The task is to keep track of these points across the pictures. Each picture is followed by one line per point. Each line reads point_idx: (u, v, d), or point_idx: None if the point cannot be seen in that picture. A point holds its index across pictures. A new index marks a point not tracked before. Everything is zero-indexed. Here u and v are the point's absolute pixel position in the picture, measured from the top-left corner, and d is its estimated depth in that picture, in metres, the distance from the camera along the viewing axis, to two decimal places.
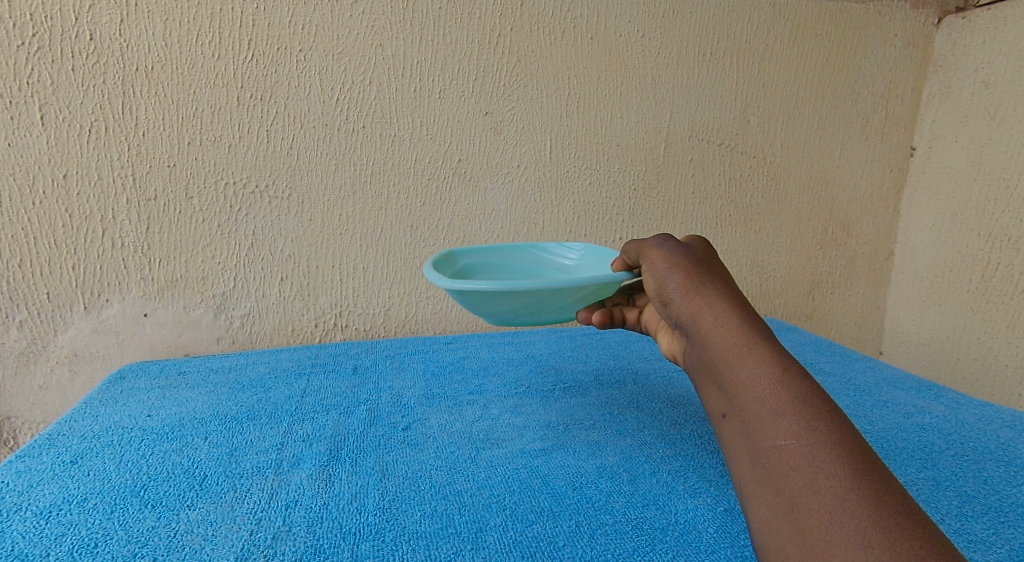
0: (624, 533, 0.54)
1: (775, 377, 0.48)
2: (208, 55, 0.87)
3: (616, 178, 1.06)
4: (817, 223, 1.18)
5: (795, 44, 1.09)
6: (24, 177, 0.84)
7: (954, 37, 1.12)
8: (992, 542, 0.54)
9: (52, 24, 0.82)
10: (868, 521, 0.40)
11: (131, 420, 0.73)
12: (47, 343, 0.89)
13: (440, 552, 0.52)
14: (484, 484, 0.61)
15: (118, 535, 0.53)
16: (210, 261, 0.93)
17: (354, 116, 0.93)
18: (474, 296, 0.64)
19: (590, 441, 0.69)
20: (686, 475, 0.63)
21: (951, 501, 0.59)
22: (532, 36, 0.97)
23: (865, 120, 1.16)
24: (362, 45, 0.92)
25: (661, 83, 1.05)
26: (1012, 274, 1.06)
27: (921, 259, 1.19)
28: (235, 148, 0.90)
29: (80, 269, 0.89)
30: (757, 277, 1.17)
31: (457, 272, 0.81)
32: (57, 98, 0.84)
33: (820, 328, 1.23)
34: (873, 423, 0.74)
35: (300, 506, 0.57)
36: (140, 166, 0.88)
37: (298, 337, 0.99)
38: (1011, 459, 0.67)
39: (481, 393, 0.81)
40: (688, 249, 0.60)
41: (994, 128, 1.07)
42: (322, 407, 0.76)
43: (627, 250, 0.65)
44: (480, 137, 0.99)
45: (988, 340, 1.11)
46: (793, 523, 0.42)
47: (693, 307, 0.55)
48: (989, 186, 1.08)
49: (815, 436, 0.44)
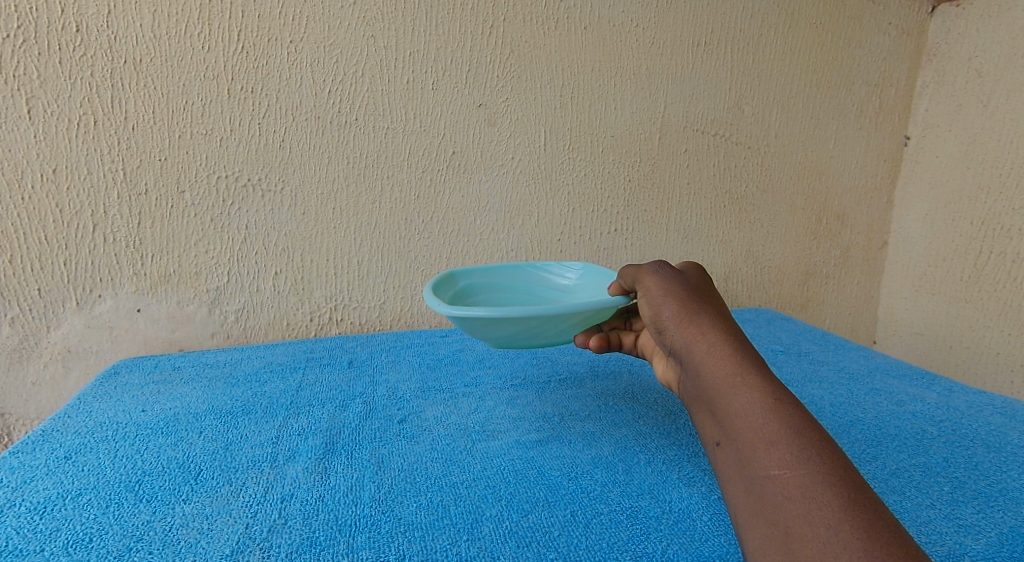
0: (619, 522, 0.55)
1: (768, 405, 0.48)
2: (197, 47, 0.86)
3: (611, 170, 1.05)
4: (811, 212, 1.18)
5: (790, 34, 1.09)
6: (13, 172, 0.83)
7: (948, 24, 1.12)
8: (982, 526, 0.55)
9: (37, 16, 0.80)
10: (860, 552, 0.40)
11: (125, 415, 0.73)
12: (40, 340, 0.89)
13: (436, 543, 0.52)
14: (480, 476, 0.61)
15: (113, 530, 0.54)
16: (203, 255, 0.92)
17: (347, 108, 0.93)
18: (473, 322, 0.65)
19: (585, 432, 0.70)
20: (680, 464, 0.64)
21: (942, 487, 0.60)
22: (525, 26, 0.96)
23: (859, 108, 1.16)
24: (353, 36, 0.91)
25: (655, 74, 1.04)
26: (1004, 261, 1.06)
27: (915, 248, 1.20)
28: (227, 141, 0.90)
29: (72, 265, 0.88)
30: (751, 267, 1.17)
31: (457, 293, 0.82)
32: (45, 91, 0.82)
33: (814, 317, 1.24)
34: (866, 412, 0.75)
35: (296, 499, 0.58)
36: (130, 160, 0.87)
37: (293, 331, 0.99)
38: (1001, 445, 0.68)
39: (476, 385, 0.82)
40: (682, 277, 0.62)
41: (987, 116, 1.07)
42: (318, 401, 0.76)
43: (625, 275, 0.67)
44: (474, 129, 0.98)
45: (981, 328, 1.11)
46: (787, 552, 0.42)
47: (686, 336, 0.56)
48: (982, 174, 1.08)
49: (808, 466, 0.45)
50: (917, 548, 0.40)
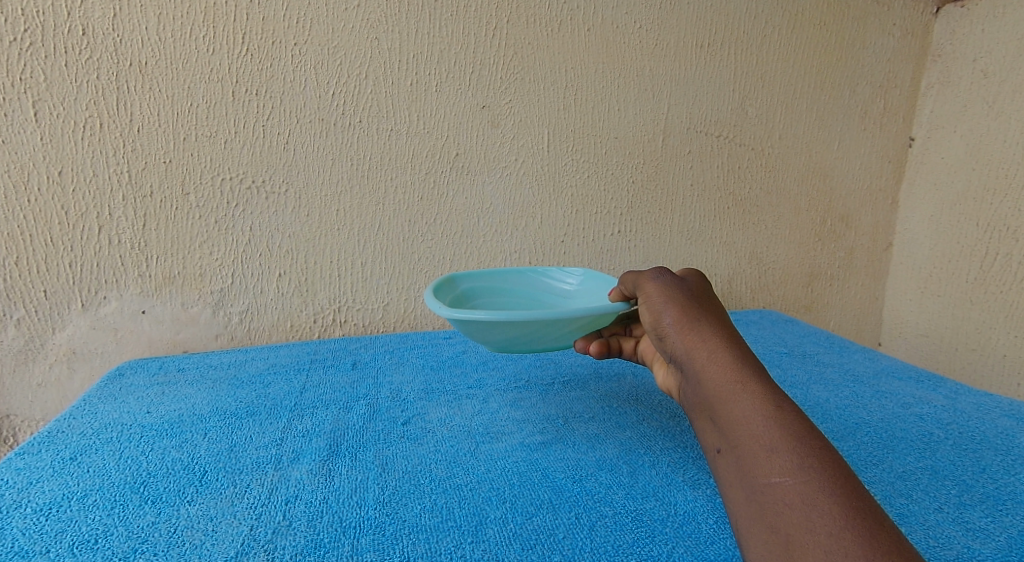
0: (624, 525, 0.55)
1: (769, 413, 0.48)
2: (202, 50, 0.86)
3: (614, 171, 1.05)
4: (815, 214, 1.17)
5: (794, 36, 1.08)
6: (18, 174, 0.84)
7: (953, 25, 1.11)
8: (990, 530, 0.54)
9: (44, 19, 0.81)
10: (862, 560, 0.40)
11: (130, 417, 0.73)
12: (45, 341, 0.89)
13: (440, 545, 0.52)
14: (484, 478, 0.61)
15: (118, 532, 0.54)
16: (208, 257, 0.92)
17: (350, 110, 0.93)
18: (474, 326, 0.65)
19: (590, 434, 0.70)
20: (685, 467, 0.63)
21: (949, 491, 0.60)
22: (528, 28, 0.96)
23: (864, 110, 1.15)
24: (357, 39, 0.91)
25: (659, 75, 1.04)
26: (1010, 263, 1.06)
27: (921, 249, 1.19)
28: (231, 143, 0.90)
29: (77, 266, 0.88)
30: (756, 269, 1.17)
31: (458, 297, 0.82)
32: (51, 94, 0.83)
33: (819, 319, 1.24)
34: (871, 414, 0.74)
35: (300, 501, 0.58)
36: (135, 163, 0.87)
37: (298, 333, 0.99)
38: (1008, 448, 0.67)
39: (480, 387, 0.81)
40: (683, 283, 0.62)
41: (993, 117, 1.06)
42: (322, 402, 0.76)
43: (626, 281, 0.67)
44: (478, 131, 0.98)
45: (987, 330, 1.11)
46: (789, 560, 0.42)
47: (687, 343, 0.56)
48: (989, 176, 1.08)
49: (809, 474, 0.45)
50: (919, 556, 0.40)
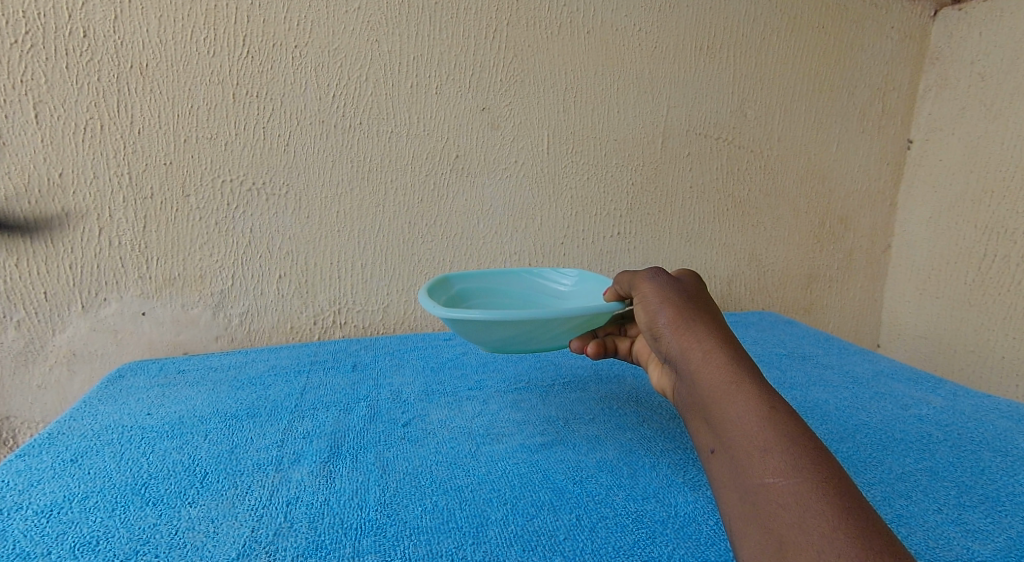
0: (625, 526, 0.55)
1: (762, 413, 0.48)
2: (203, 52, 0.86)
3: (614, 173, 1.05)
4: (813, 215, 1.17)
5: (793, 38, 1.09)
6: (19, 176, 0.84)
7: (951, 29, 1.12)
8: (989, 531, 0.55)
9: (45, 22, 0.81)
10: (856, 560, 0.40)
11: (130, 419, 0.73)
12: (45, 343, 0.89)
13: (440, 547, 0.52)
14: (484, 479, 0.61)
15: (119, 534, 0.54)
16: (208, 259, 0.92)
17: (350, 112, 0.93)
18: (468, 325, 0.65)
19: (590, 435, 0.70)
20: (685, 468, 0.64)
21: (948, 492, 0.60)
22: (529, 31, 0.97)
23: (862, 111, 1.16)
24: (358, 41, 0.91)
25: (658, 77, 1.04)
26: (1008, 265, 1.06)
27: (919, 251, 1.19)
28: (232, 145, 0.90)
29: (77, 268, 0.88)
30: (755, 270, 1.17)
31: (453, 297, 0.82)
32: (52, 96, 0.83)
33: (818, 321, 1.24)
34: (871, 416, 0.75)
35: (301, 502, 0.58)
36: (136, 165, 0.87)
37: (298, 335, 0.99)
38: (1007, 449, 0.68)
39: (480, 389, 0.82)
40: (678, 283, 0.63)
41: (991, 120, 1.07)
42: (322, 404, 0.77)
43: (621, 281, 0.67)
44: (478, 133, 0.98)
45: (986, 332, 1.11)
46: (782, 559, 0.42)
47: (682, 343, 0.56)
48: (986, 178, 1.08)
49: (802, 474, 0.45)
50: (909, 554, 0.40)
